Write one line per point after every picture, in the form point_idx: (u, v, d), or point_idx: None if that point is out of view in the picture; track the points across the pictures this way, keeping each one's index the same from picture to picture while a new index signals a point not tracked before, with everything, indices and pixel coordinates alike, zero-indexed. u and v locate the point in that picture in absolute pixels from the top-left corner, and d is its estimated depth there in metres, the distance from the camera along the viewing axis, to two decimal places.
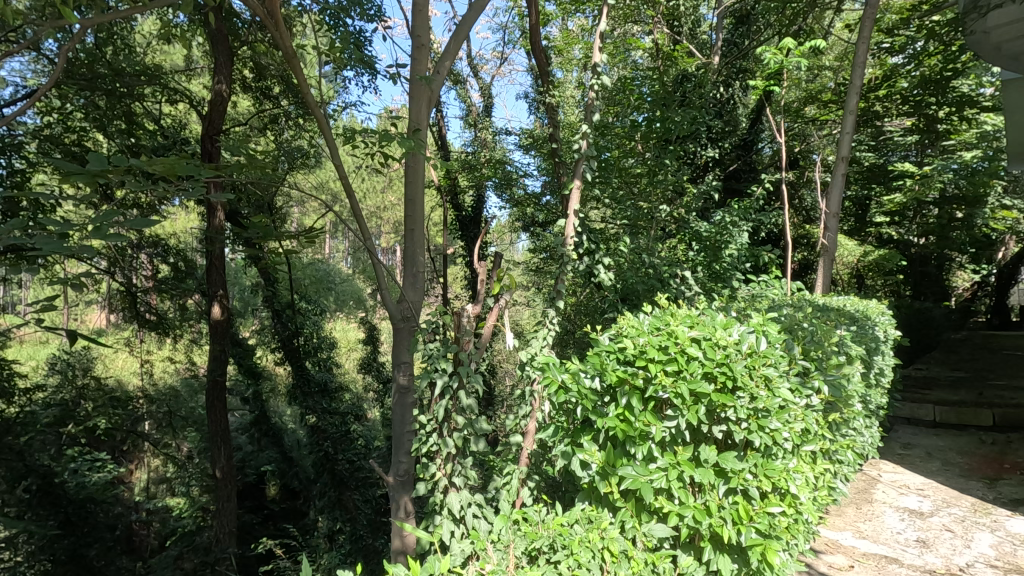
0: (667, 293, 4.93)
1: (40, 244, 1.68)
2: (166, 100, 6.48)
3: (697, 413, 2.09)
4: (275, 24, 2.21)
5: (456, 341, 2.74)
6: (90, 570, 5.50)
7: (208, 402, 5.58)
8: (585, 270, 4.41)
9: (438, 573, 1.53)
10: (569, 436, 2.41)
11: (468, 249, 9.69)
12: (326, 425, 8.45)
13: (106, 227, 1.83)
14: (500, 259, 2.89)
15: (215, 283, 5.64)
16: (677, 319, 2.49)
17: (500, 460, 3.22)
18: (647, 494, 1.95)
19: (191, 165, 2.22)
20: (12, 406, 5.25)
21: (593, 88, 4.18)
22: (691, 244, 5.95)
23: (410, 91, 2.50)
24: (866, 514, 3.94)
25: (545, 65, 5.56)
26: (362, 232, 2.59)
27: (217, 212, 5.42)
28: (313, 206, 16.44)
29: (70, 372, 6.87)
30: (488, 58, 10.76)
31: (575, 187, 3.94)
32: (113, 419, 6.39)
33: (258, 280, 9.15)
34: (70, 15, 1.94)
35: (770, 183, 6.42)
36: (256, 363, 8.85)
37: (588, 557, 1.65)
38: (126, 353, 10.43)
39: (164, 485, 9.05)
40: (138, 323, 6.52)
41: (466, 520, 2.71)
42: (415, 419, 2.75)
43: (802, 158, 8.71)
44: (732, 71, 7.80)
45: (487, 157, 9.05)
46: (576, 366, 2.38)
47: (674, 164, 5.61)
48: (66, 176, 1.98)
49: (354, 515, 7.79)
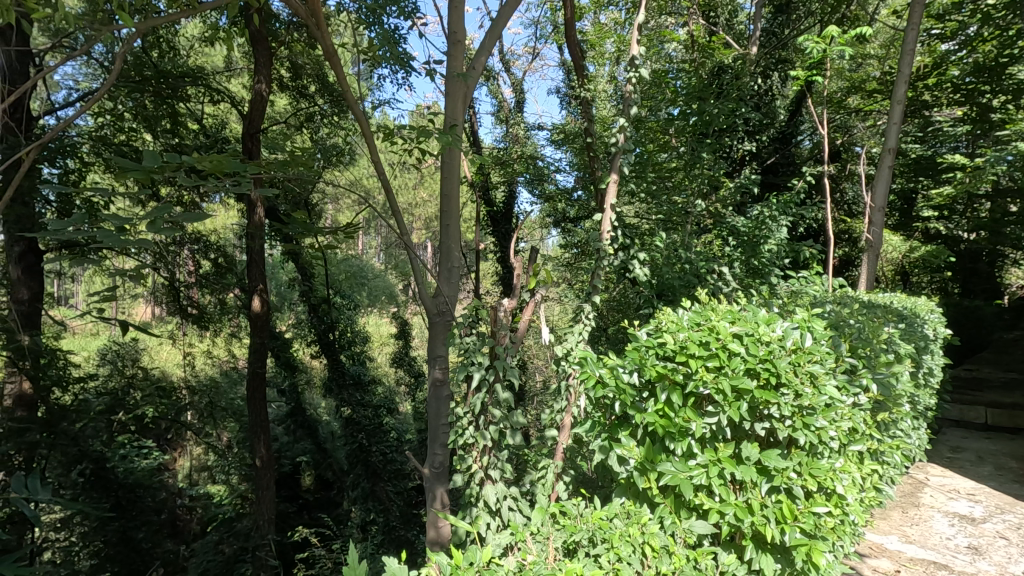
0: (705, 288, 4.86)
1: (101, 237, 1.77)
2: (208, 100, 6.69)
3: (739, 410, 2.06)
4: (317, 23, 2.25)
5: (492, 335, 2.79)
6: (138, 552, 5.89)
7: (249, 393, 5.75)
8: (620, 266, 4.36)
9: (480, 562, 1.55)
10: (606, 431, 2.41)
11: (500, 245, 9.74)
12: (361, 417, 8.66)
13: (161, 221, 1.91)
14: (537, 252, 2.89)
15: (256, 278, 5.82)
16: (718, 314, 2.46)
17: (535, 455, 3.25)
18: (687, 492, 1.94)
19: (238, 162, 2.29)
20: (67, 395, 5.49)
21: (631, 81, 4.14)
22: (728, 240, 5.83)
23: (447, 88, 2.53)
24: (912, 518, 3.81)
25: (580, 60, 5.55)
26: (399, 228, 2.61)
27: (257, 209, 5.56)
28: (347, 202, 16.73)
29: (120, 364, 7.21)
30: (520, 54, 10.77)
31: (612, 181, 3.92)
32: (159, 408, 6.78)
33: (295, 275, 9.39)
34: (123, 18, 2.03)
35: (812, 177, 6.23)
36: (292, 357, 9.08)
37: (628, 552, 1.64)
38: (170, 345, 10.84)
39: (205, 472, 9.42)
40: (181, 317, 6.79)
41: (502, 513, 2.75)
42: (453, 411, 2.81)
43: (845, 151, 8.46)
44: (771, 60, 7.54)
45: (519, 153, 9.06)
46: (614, 361, 2.39)
47: (711, 158, 5.51)
48: (122, 173, 2.06)
49: (387, 507, 7.96)
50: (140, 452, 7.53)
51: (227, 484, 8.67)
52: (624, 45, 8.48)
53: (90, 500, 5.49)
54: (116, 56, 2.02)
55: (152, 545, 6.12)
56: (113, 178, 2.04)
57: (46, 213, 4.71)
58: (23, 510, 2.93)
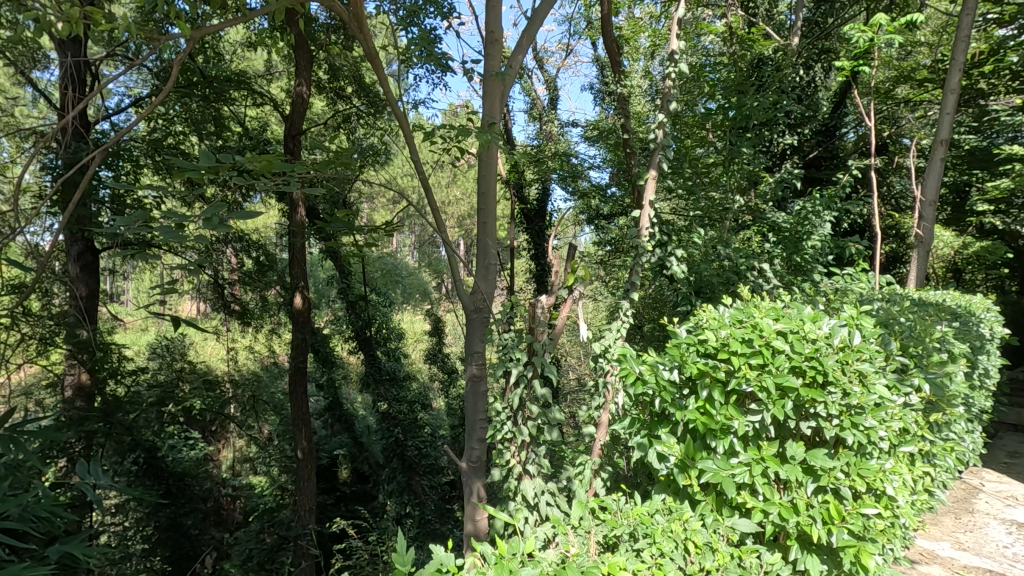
0: (745, 286, 4.76)
1: (162, 234, 1.91)
2: (252, 103, 6.92)
3: (783, 408, 2.04)
4: (360, 26, 2.31)
5: (530, 331, 2.83)
6: (187, 537, 6.18)
7: (291, 387, 5.93)
8: (657, 263, 4.30)
9: (523, 552, 1.58)
10: (646, 428, 2.41)
11: (533, 241, 9.86)
12: (397, 412, 8.84)
13: (217, 218, 2.03)
14: (575, 249, 2.90)
15: (298, 275, 5.99)
16: (761, 311, 2.43)
17: (572, 451, 3.24)
18: (729, 489, 1.93)
19: (287, 163, 2.42)
20: (121, 387, 5.76)
21: (670, 76, 4.08)
22: (769, 236, 5.67)
23: (484, 87, 2.57)
24: (966, 524, 3.66)
25: (617, 56, 5.52)
26: (437, 225, 2.66)
27: (299, 209, 5.72)
28: (382, 201, 17.05)
29: (168, 357, 7.55)
30: (554, 51, 10.78)
31: (650, 177, 3.87)
32: (205, 401, 7.05)
33: (334, 273, 9.62)
34: (180, 27, 2.15)
35: (857, 171, 6.01)
36: (331, 352, 9.32)
37: (670, 548, 1.66)
38: (214, 341, 11.24)
39: (247, 464, 9.74)
40: (225, 313, 7.05)
41: (540, 508, 2.76)
42: (491, 406, 2.86)
43: (892, 144, 8.13)
44: (814, 51, 7.29)
45: (552, 151, 9.05)
46: (654, 358, 2.39)
47: (750, 152, 5.40)
48: (179, 172, 2.20)
49: (423, 500, 8.13)
50: (188, 442, 7.86)
51: (268, 475, 8.94)
52: (660, 39, 8.35)
53: (143, 486, 5.79)
54: (174, 60, 2.16)
55: (200, 531, 6.39)
56: (171, 177, 2.18)
57: (101, 213, 4.99)
58: (87, 494, 3.14)
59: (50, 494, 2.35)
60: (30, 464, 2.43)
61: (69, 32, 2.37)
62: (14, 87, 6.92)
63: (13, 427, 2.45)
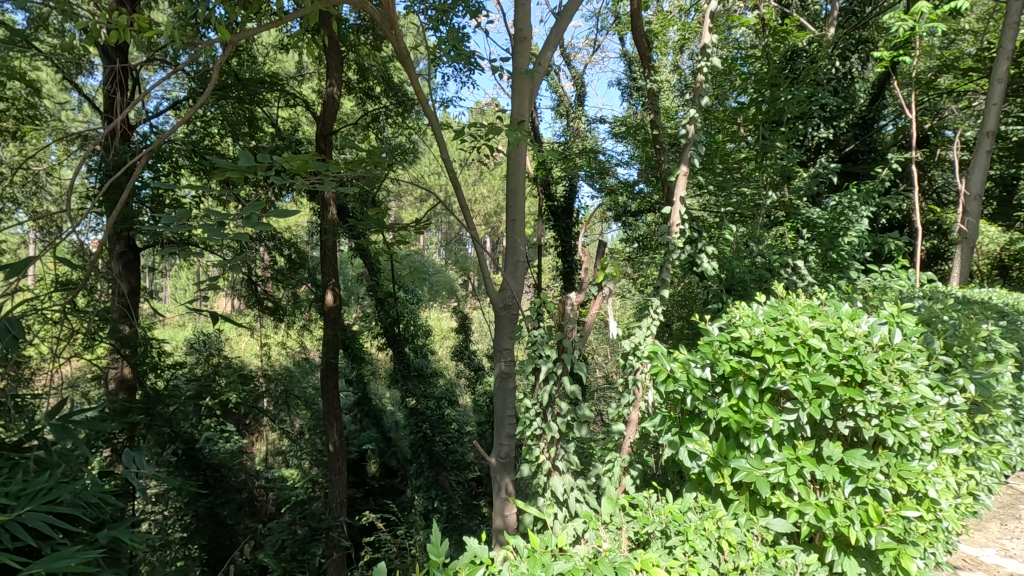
0: (778, 283, 4.64)
1: (205, 232, 2.01)
2: (286, 104, 7.08)
3: (820, 408, 2.00)
4: (391, 26, 2.35)
5: (560, 328, 2.84)
6: (223, 527, 6.39)
7: (323, 382, 6.05)
8: (687, 260, 4.23)
9: (554, 546, 1.60)
10: (677, 426, 2.39)
11: (560, 238, 9.84)
12: (425, 408, 8.92)
13: (256, 216, 2.12)
14: (605, 246, 2.89)
15: (329, 273, 6.11)
16: (796, 308, 2.38)
17: (601, 449, 3.24)
18: (763, 488, 1.92)
19: (322, 163, 2.50)
20: (161, 380, 5.98)
21: (702, 70, 4.01)
22: (803, 233, 5.54)
23: (513, 85, 2.58)
24: (1012, 531, 3.53)
25: (646, 51, 5.48)
26: (466, 223, 2.68)
27: (330, 207, 5.84)
28: (410, 199, 17.27)
29: (205, 352, 7.79)
30: (581, 47, 10.72)
31: (681, 173, 3.82)
32: (240, 394, 7.25)
33: (363, 270, 9.78)
34: (218, 31, 2.24)
35: (897, 164, 5.81)
36: (360, 348, 9.48)
37: (703, 545, 1.65)
38: (248, 337, 11.55)
39: (279, 457, 9.98)
40: (258, 309, 7.23)
41: (569, 504, 2.76)
42: (520, 402, 2.88)
43: (934, 136, 7.84)
44: (851, 42, 7.08)
45: (580, 148, 8.99)
46: (685, 355, 2.37)
47: (784, 147, 5.29)
48: (220, 172, 2.31)
49: (450, 495, 8.22)
50: (224, 435, 8.10)
51: (299, 468, 9.16)
52: (690, 33, 8.22)
53: (182, 477, 6.01)
54: (214, 62, 2.25)
55: (235, 521, 6.59)
56: (213, 177, 2.28)
57: (143, 214, 5.19)
58: (130, 482, 3.25)
59: (99, 482, 2.44)
60: (80, 452, 2.53)
61: (116, 37, 2.47)
62: (62, 93, 7.26)
63: (64, 416, 2.55)
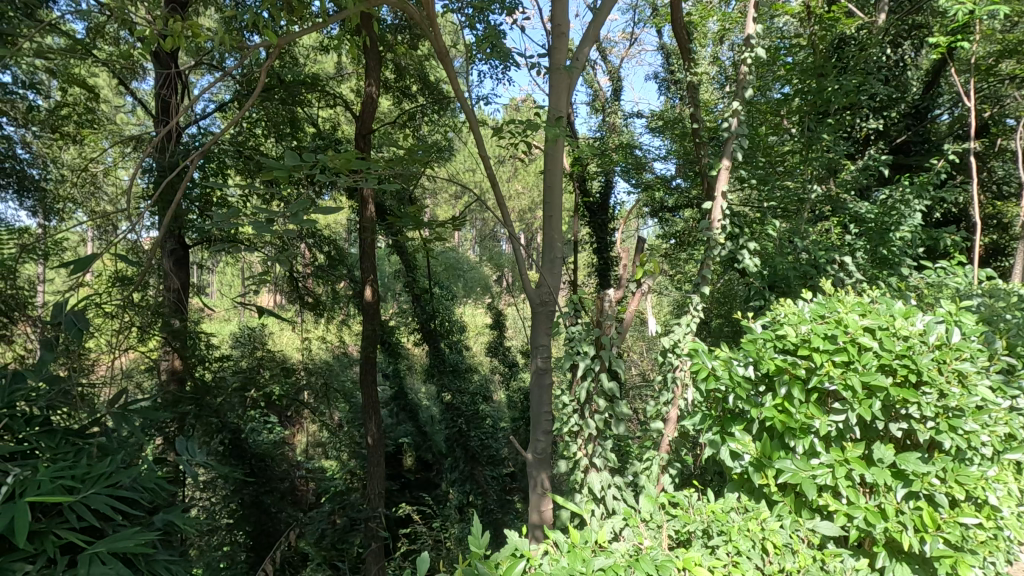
0: (824, 280, 4.47)
1: (256, 230, 2.11)
2: (326, 104, 7.24)
3: (871, 409, 1.94)
4: (430, 26, 2.39)
5: (598, 325, 2.83)
6: (267, 514, 6.61)
7: (362, 376, 6.18)
8: (727, 256, 4.13)
9: (594, 542, 1.60)
10: (718, 425, 2.35)
11: (596, 235, 9.79)
12: (460, 403, 9.00)
13: (303, 214, 2.21)
14: (643, 242, 2.86)
15: (368, 269, 6.24)
16: (846, 306, 2.30)
17: (638, 447, 3.22)
18: (809, 491, 1.87)
19: (363, 162, 2.58)
20: (209, 372, 6.23)
21: (746, 61, 3.90)
22: (850, 228, 5.33)
23: (551, 81, 2.58)
24: None
25: (687, 43, 5.38)
26: (504, 219, 2.70)
27: (369, 204, 5.96)
28: (446, 196, 17.44)
29: (250, 345, 8.07)
30: (617, 40, 10.59)
31: (723, 168, 3.73)
32: (283, 387, 7.48)
33: (400, 267, 9.92)
34: (265, 35, 2.33)
35: (953, 155, 5.53)
36: (397, 343, 9.65)
37: (747, 546, 1.63)
38: (289, 331, 11.90)
39: (319, 448, 10.26)
40: (299, 304, 7.44)
41: (607, 501, 2.75)
42: (558, 398, 2.88)
43: (994, 125, 7.42)
44: (904, 27, 6.76)
45: (616, 143, 8.88)
46: (727, 353, 2.33)
47: (831, 139, 5.11)
48: (269, 172, 2.41)
49: (485, 490, 8.32)
50: (267, 426, 8.39)
51: (338, 460, 9.39)
52: (730, 23, 8.01)
53: (229, 465, 6.26)
54: (259, 62, 2.33)
55: (278, 509, 6.81)
56: (262, 177, 2.39)
57: (191, 213, 5.40)
58: (183, 469, 3.40)
59: (154, 468, 2.53)
60: (137, 439, 2.63)
61: (172, 44, 2.58)
62: (117, 97, 7.61)
63: (122, 405, 2.65)
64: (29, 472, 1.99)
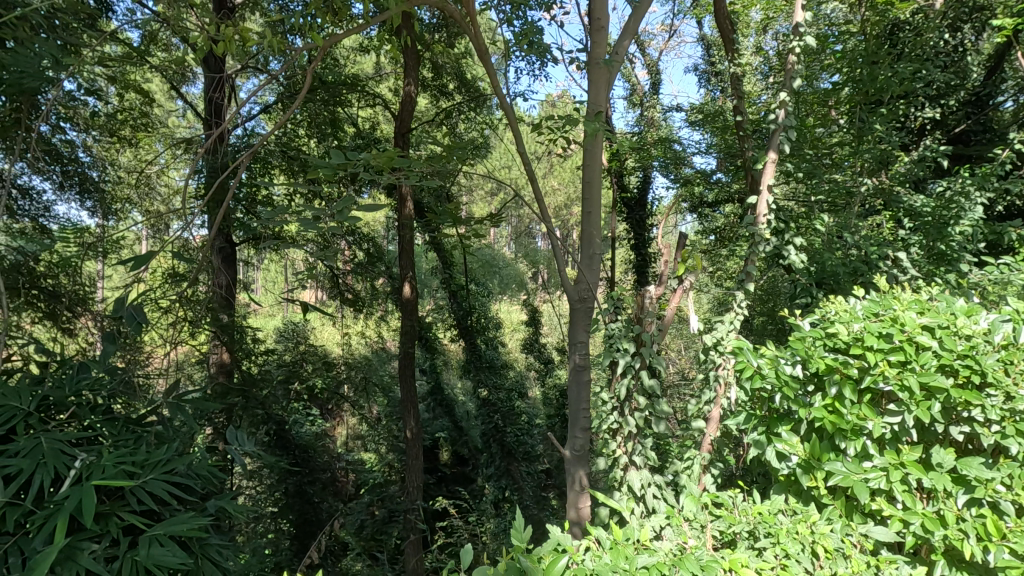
0: (876, 277, 4.28)
1: (303, 226, 2.19)
2: (366, 104, 7.36)
3: (929, 410, 1.86)
4: (470, 23, 2.40)
5: (638, 322, 2.79)
6: (310, 504, 6.82)
7: (401, 371, 6.30)
8: (772, 252, 4.00)
9: (637, 540, 1.59)
10: (763, 425, 2.29)
11: (634, 231, 9.69)
12: (496, 399, 9.06)
13: (347, 210, 2.28)
14: (685, 237, 2.80)
15: (406, 266, 6.33)
16: (902, 303, 2.20)
17: (678, 445, 3.17)
18: (862, 494, 1.81)
19: (405, 161, 2.63)
20: (255, 365, 6.46)
21: (794, 50, 3.76)
22: (903, 222, 5.10)
23: (589, 75, 2.56)
24: None
25: (729, 33, 5.25)
26: (543, 215, 2.71)
27: (407, 201, 6.04)
28: (482, 193, 17.54)
29: (293, 340, 8.32)
30: (656, 33, 10.41)
31: (769, 160, 3.62)
32: (324, 380, 7.68)
33: (437, 264, 10.04)
34: (309, 38, 2.41)
35: (1019, 144, 5.21)
36: (434, 339, 9.77)
37: (796, 550, 1.60)
38: (330, 327, 12.20)
39: (358, 441, 10.50)
40: (340, 300, 7.63)
41: (646, 500, 2.72)
42: (597, 395, 2.87)
43: None
44: (964, 10, 6.39)
45: (655, 137, 8.72)
46: (773, 352, 2.26)
47: (884, 129, 4.90)
48: (315, 170, 2.48)
49: (521, 485, 8.37)
50: (309, 418, 8.64)
51: (376, 453, 9.60)
52: (775, 11, 7.76)
53: (274, 455, 6.48)
54: (305, 62, 2.40)
55: (321, 499, 7.03)
56: (308, 175, 2.47)
57: (238, 212, 5.59)
58: (232, 457, 3.54)
59: (206, 456, 2.63)
60: (190, 428, 2.74)
61: (222, 51, 2.69)
62: (169, 101, 7.94)
63: (176, 395, 2.75)
64: (94, 457, 2.11)
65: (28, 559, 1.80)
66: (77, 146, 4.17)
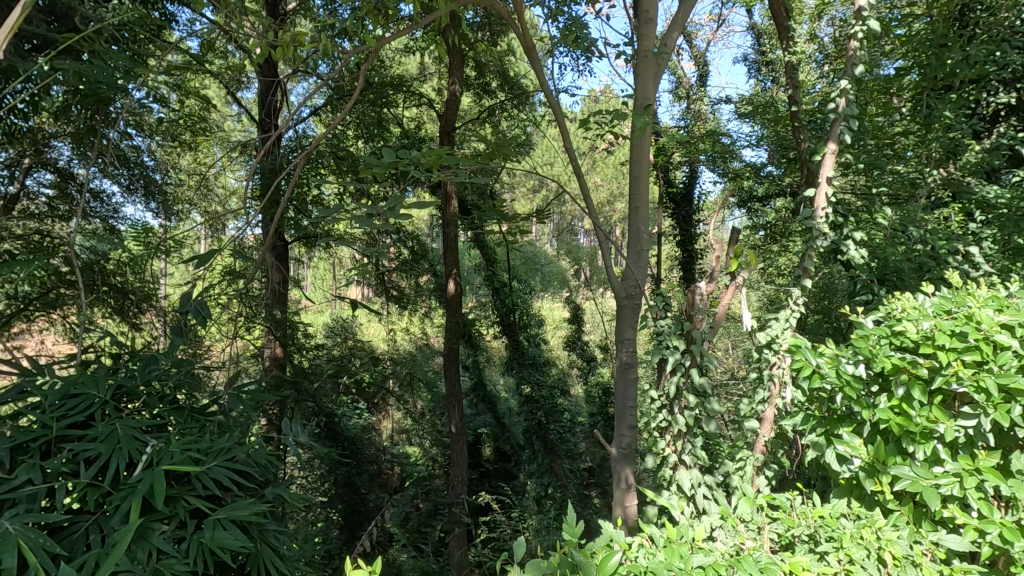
0: (943, 274, 4.04)
1: (358, 224, 2.26)
2: (412, 103, 7.46)
3: (1008, 413, 1.77)
4: (518, 20, 2.40)
5: (688, 319, 2.73)
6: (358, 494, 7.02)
7: (446, 367, 6.41)
8: (829, 247, 3.84)
9: (691, 539, 1.56)
10: (823, 426, 2.20)
11: (681, 227, 9.53)
12: (539, 396, 9.10)
13: (398, 207, 2.33)
14: (738, 232, 2.73)
15: (451, 264, 6.42)
16: (976, 300, 2.09)
17: (729, 446, 3.11)
18: (932, 500, 1.73)
19: (453, 158, 2.66)
20: (306, 360, 6.70)
21: (855, 36, 3.58)
22: (973, 215, 4.80)
23: (637, 69, 2.52)
24: None
25: (784, 21, 5.06)
26: (590, 211, 2.69)
27: (452, 199, 6.11)
28: (523, 190, 17.55)
29: (342, 335, 8.56)
30: (703, 23, 10.16)
31: (827, 152, 3.46)
32: (371, 375, 7.88)
33: (480, 261, 10.12)
34: (360, 41, 2.47)
35: None
36: (477, 336, 9.86)
37: (861, 555, 1.54)
38: (375, 322, 12.48)
39: (403, 434, 10.72)
40: (386, 297, 7.80)
41: (696, 500, 2.68)
42: (645, 393, 2.84)
43: None
44: None
45: (702, 130, 8.49)
46: (834, 350, 2.17)
47: (953, 115, 4.78)
48: (367, 168, 2.55)
49: (563, 483, 8.39)
50: (357, 412, 8.88)
51: (421, 447, 9.79)
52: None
53: (324, 447, 6.71)
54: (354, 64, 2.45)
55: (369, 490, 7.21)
56: (361, 174, 2.54)
57: (291, 211, 5.80)
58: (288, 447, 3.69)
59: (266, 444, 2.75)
60: (249, 418, 2.87)
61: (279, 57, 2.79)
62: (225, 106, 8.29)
63: (236, 386, 2.88)
64: (163, 443, 2.23)
65: (108, 536, 1.92)
66: (143, 151, 4.49)
